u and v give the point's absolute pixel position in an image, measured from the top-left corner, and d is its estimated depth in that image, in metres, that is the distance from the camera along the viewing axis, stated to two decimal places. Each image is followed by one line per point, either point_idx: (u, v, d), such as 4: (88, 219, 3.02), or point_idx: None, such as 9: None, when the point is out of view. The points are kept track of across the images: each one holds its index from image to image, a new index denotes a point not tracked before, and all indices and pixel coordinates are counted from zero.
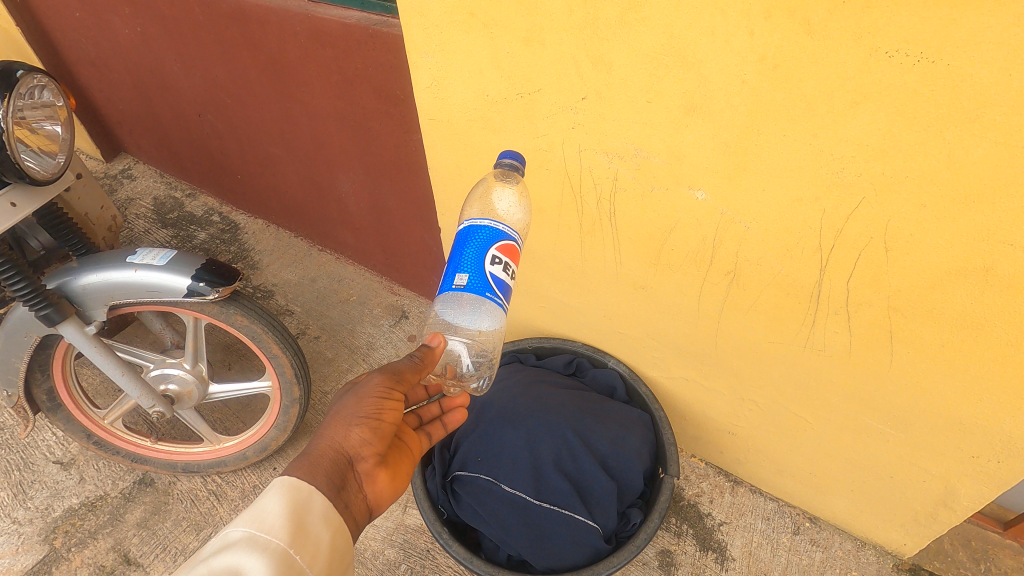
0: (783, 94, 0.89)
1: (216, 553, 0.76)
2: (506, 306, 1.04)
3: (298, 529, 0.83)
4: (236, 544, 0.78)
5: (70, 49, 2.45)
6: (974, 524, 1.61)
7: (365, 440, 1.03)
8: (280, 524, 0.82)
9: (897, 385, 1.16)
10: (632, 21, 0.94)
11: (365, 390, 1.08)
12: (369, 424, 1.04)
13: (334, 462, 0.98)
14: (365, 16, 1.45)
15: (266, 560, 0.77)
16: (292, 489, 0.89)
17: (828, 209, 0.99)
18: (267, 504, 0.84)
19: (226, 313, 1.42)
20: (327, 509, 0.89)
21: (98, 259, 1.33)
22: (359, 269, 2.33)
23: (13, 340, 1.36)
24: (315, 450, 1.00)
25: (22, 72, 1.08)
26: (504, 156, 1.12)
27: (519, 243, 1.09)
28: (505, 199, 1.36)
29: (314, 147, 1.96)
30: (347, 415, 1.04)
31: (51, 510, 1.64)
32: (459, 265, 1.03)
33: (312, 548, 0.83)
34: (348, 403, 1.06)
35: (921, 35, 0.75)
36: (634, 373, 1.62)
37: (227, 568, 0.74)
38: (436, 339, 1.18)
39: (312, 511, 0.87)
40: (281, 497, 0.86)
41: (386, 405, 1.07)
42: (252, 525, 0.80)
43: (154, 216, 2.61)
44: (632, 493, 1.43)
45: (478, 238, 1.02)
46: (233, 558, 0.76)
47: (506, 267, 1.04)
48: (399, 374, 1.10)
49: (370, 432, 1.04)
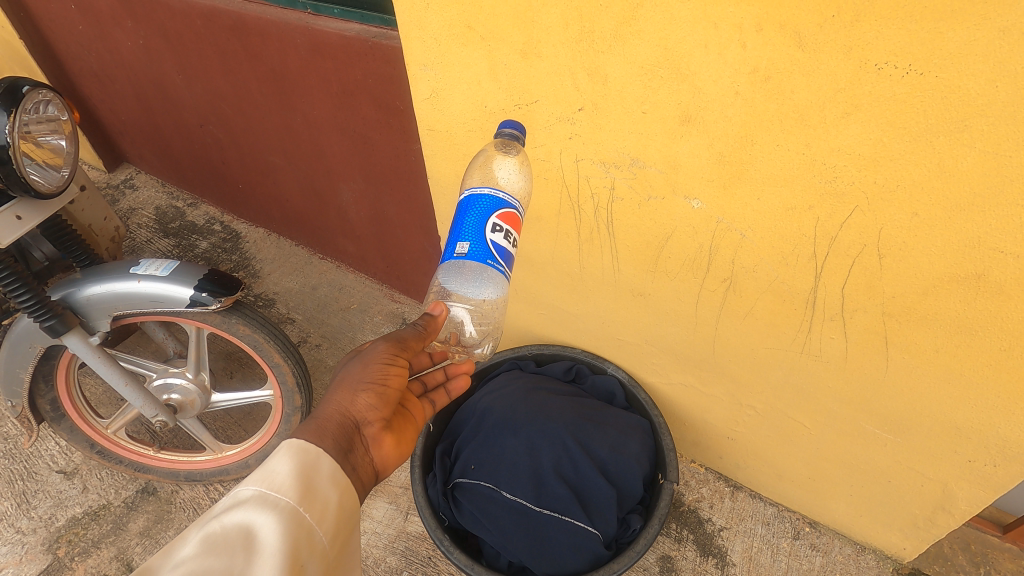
0: (776, 105, 0.91)
1: (227, 510, 0.75)
2: (508, 274, 1.05)
3: (308, 489, 0.82)
4: (247, 502, 0.76)
5: (73, 62, 2.47)
6: (973, 528, 1.62)
7: (371, 405, 1.06)
8: (289, 483, 0.81)
9: (894, 390, 1.17)
10: (627, 34, 0.95)
11: (370, 355, 1.12)
12: (375, 390, 1.07)
13: (339, 426, 0.99)
14: (365, 29, 1.47)
15: (277, 517, 0.76)
16: (300, 450, 0.87)
17: (822, 217, 1.00)
18: (277, 464, 0.83)
19: (228, 323, 1.43)
20: (335, 471, 0.88)
21: (102, 270, 1.34)
22: (359, 277, 2.34)
23: (18, 351, 1.37)
24: (322, 415, 1.01)
25: (27, 88, 1.10)
26: (504, 126, 1.13)
27: (520, 212, 1.10)
28: (505, 168, 1.29)
29: (314, 156, 1.97)
30: (352, 380, 1.07)
31: (54, 519, 1.65)
32: (460, 233, 1.04)
33: (321, 507, 0.81)
34: (354, 369, 1.09)
35: (909, 48, 0.76)
36: (633, 379, 1.63)
37: (237, 525, 0.73)
38: (438, 308, 1.23)
39: (321, 472, 0.86)
40: (290, 457, 0.85)
41: (391, 371, 1.11)
42: (262, 484, 0.79)
43: (156, 225, 2.62)
44: (632, 499, 1.43)
45: (478, 207, 1.03)
46: (243, 515, 0.75)
47: (507, 234, 1.05)
48: (404, 342, 1.14)
49: (375, 398, 1.07)
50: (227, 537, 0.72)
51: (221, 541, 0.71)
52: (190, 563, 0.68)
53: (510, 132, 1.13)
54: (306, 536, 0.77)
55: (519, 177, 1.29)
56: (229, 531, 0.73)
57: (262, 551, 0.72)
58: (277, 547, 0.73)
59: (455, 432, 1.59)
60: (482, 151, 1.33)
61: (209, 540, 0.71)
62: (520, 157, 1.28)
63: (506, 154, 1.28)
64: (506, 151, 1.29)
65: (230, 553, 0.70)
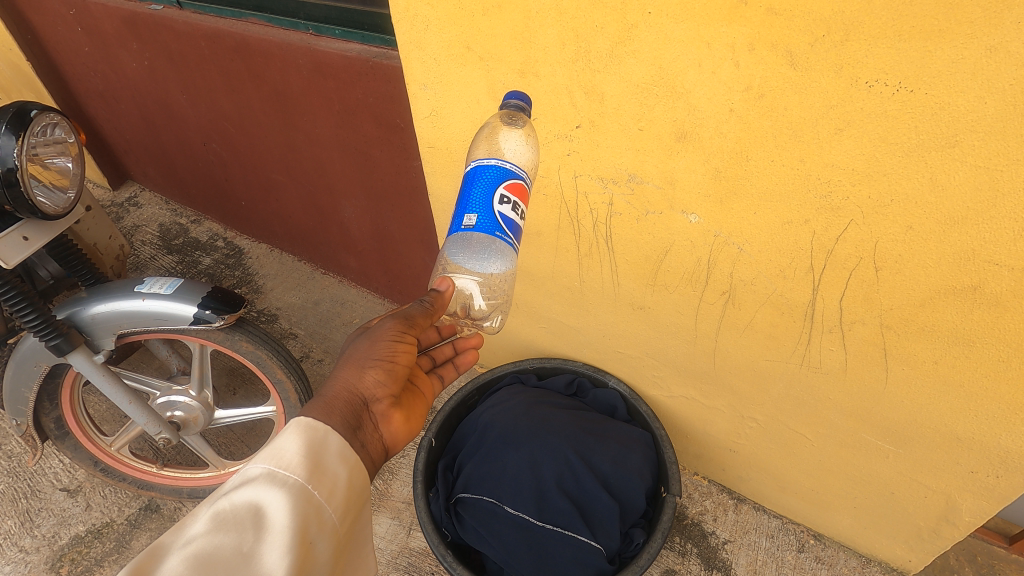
0: (770, 122, 0.92)
1: (237, 487, 0.75)
2: (516, 246, 1.05)
3: (316, 466, 0.82)
4: (256, 479, 0.76)
5: (79, 83, 2.51)
6: (979, 539, 1.60)
7: (379, 381, 1.08)
8: (298, 461, 0.80)
9: (894, 401, 1.18)
10: (622, 53, 0.97)
11: (378, 333, 1.13)
12: (383, 366, 1.09)
13: (348, 403, 0.99)
14: (366, 49, 1.50)
15: (287, 495, 0.76)
16: (309, 428, 0.87)
17: (818, 231, 1.01)
18: (285, 442, 0.82)
19: (232, 339, 1.44)
20: (344, 447, 0.87)
21: (108, 288, 1.35)
22: (361, 292, 2.35)
23: (23, 369, 1.38)
24: (330, 393, 1.01)
25: (36, 112, 1.12)
26: (509, 97, 1.07)
27: (529, 183, 1.09)
28: (511, 140, 1.22)
29: (316, 172, 1.99)
30: (360, 357, 1.09)
31: (57, 538, 1.65)
32: (467, 205, 1.04)
33: (329, 485, 0.81)
34: (361, 346, 1.11)
35: (897, 68, 0.78)
36: (634, 392, 1.63)
37: (247, 503, 0.73)
38: (445, 284, 1.25)
39: (329, 450, 0.85)
40: (299, 435, 0.84)
41: (399, 348, 1.12)
42: (270, 461, 0.79)
43: (160, 242, 2.65)
44: (635, 513, 1.43)
45: (486, 178, 1.03)
46: (252, 492, 0.75)
47: (515, 207, 1.04)
48: (411, 319, 1.15)
49: (384, 374, 1.09)
50: (237, 514, 0.72)
51: (231, 519, 0.71)
52: (200, 540, 0.68)
53: (515, 103, 1.07)
54: (314, 513, 0.78)
55: (526, 148, 1.21)
56: (238, 508, 0.73)
57: (271, 528, 0.73)
58: (286, 525, 0.73)
59: (458, 445, 1.59)
60: (486, 124, 1.25)
61: (218, 517, 0.71)
62: (526, 129, 1.21)
63: (513, 127, 1.22)
64: (512, 123, 1.22)
65: (240, 529, 0.71)
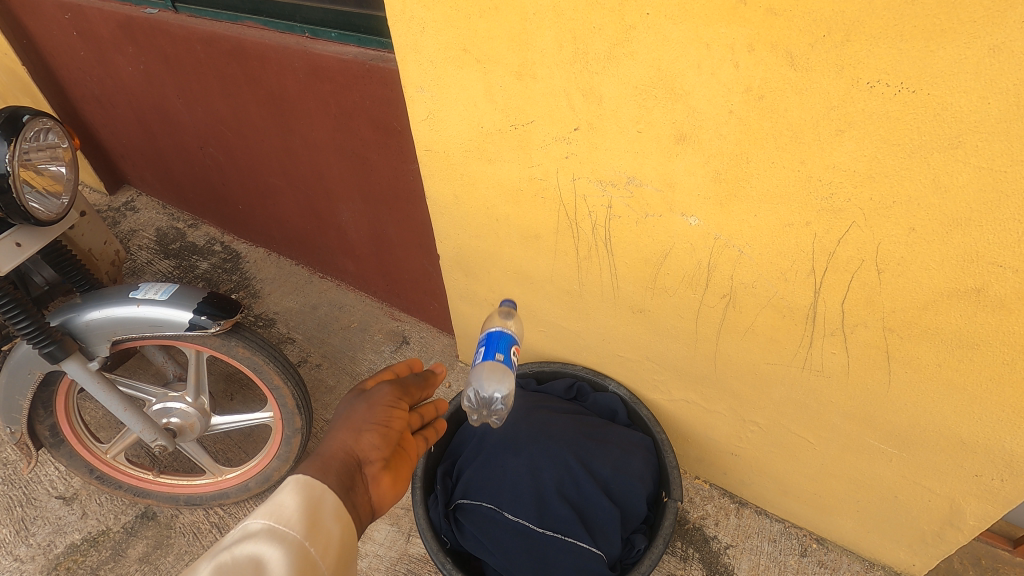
0: (771, 123, 0.92)
1: (237, 541, 0.75)
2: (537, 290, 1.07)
3: (314, 524, 0.81)
4: (257, 534, 0.76)
5: (75, 87, 2.50)
6: (983, 542, 1.56)
7: (374, 445, 1.03)
8: (297, 518, 0.80)
9: (897, 405, 1.16)
10: (621, 55, 0.97)
11: (375, 398, 1.11)
12: (379, 430, 1.05)
13: (342, 464, 0.95)
14: (363, 52, 1.49)
15: (286, 551, 0.75)
16: (307, 486, 0.86)
17: (819, 233, 1.00)
18: (284, 499, 0.82)
19: (228, 345, 1.42)
20: (339, 507, 0.86)
21: (102, 294, 1.34)
22: (359, 295, 2.33)
23: (17, 377, 1.36)
24: (323, 452, 0.97)
25: (29, 117, 1.11)
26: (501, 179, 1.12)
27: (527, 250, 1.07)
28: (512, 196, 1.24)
29: (314, 176, 1.98)
30: (359, 420, 1.05)
31: (53, 546, 1.63)
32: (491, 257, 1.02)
33: (325, 543, 0.80)
34: (360, 409, 1.08)
35: (899, 68, 0.78)
36: (634, 396, 1.59)
37: (248, 556, 0.73)
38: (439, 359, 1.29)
39: (326, 509, 0.84)
40: (296, 492, 0.84)
41: (394, 414, 1.10)
42: (271, 517, 0.78)
43: (157, 247, 2.63)
44: (636, 519, 1.39)
45: None
46: (253, 546, 0.74)
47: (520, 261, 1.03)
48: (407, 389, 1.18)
49: (379, 438, 1.04)
50: (237, 567, 0.71)
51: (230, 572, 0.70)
52: None
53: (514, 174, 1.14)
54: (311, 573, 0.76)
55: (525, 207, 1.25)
56: (239, 561, 0.72)
57: None
58: None
59: (457, 451, 1.53)
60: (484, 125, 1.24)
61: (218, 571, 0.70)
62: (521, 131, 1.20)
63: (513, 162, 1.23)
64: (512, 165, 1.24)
65: None
